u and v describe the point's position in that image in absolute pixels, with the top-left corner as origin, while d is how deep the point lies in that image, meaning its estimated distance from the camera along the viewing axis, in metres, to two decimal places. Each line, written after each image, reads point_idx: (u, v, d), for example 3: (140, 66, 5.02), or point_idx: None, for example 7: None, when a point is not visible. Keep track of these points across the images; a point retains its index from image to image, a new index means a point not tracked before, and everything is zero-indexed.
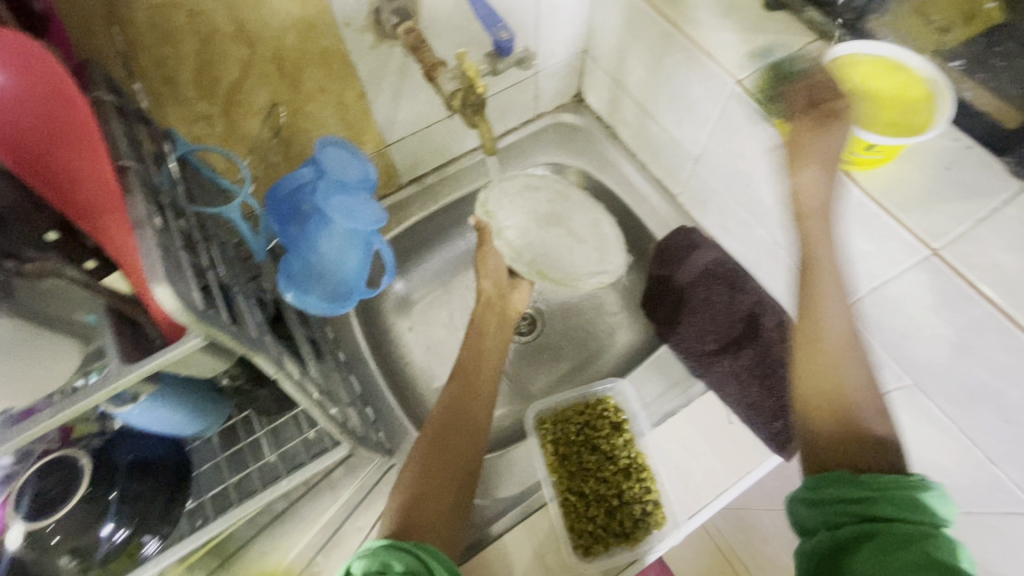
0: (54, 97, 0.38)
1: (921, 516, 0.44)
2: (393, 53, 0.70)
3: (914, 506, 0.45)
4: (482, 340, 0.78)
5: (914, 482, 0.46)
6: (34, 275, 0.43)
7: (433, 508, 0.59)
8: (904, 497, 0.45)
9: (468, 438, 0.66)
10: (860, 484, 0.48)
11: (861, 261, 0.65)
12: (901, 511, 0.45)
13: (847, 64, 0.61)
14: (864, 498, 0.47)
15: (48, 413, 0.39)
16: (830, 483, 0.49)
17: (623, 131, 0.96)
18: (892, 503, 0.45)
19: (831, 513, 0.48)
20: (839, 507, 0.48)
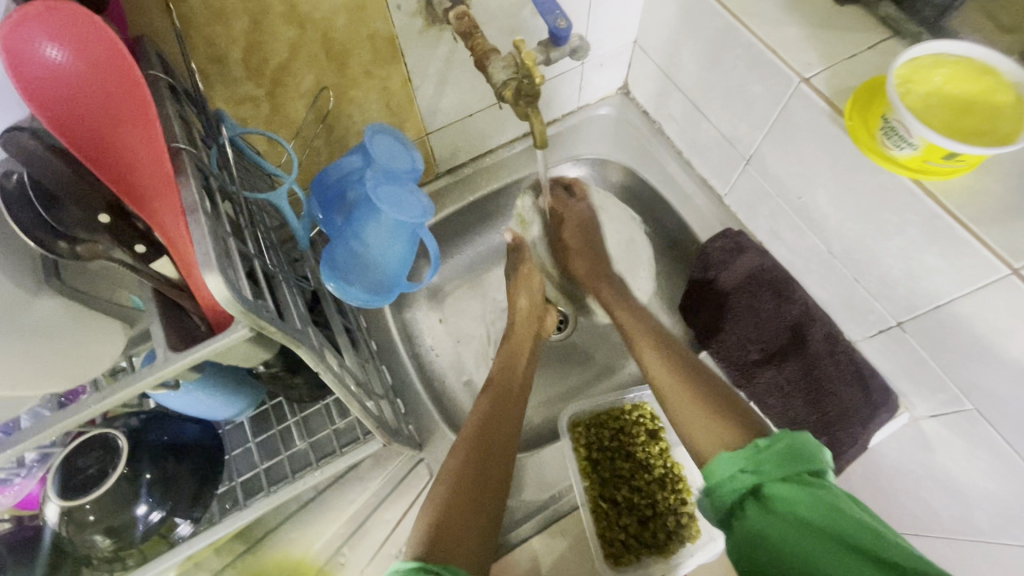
0: (110, 71, 0.36)
1: (799, 466, 0.46)
2: (441, 38, 0.68)
3: (790, 457, 0.47)
4: (516, 367, 0.79)
5: (782, 435, 0.48)
6: (87, 257, 0.40)
7: (465, 528, 0.58)
8: (778, 455, 0.47)
9: (496, 454, 0.67)
10: (744, 456, 0.49)
11: (927, 277, 0.61)
12: (778, 467, 0.47)
13: (916, 66, 0.56)
14: (750, 466, 0.49)
15: (93, 398, 0.40)
16: (719, 463, 0.51)
17: (670, 127, 0.93)
18: (770, 463, 0.47)
19: (729, 492, 0.49)
20: (732, 482, 0.49)
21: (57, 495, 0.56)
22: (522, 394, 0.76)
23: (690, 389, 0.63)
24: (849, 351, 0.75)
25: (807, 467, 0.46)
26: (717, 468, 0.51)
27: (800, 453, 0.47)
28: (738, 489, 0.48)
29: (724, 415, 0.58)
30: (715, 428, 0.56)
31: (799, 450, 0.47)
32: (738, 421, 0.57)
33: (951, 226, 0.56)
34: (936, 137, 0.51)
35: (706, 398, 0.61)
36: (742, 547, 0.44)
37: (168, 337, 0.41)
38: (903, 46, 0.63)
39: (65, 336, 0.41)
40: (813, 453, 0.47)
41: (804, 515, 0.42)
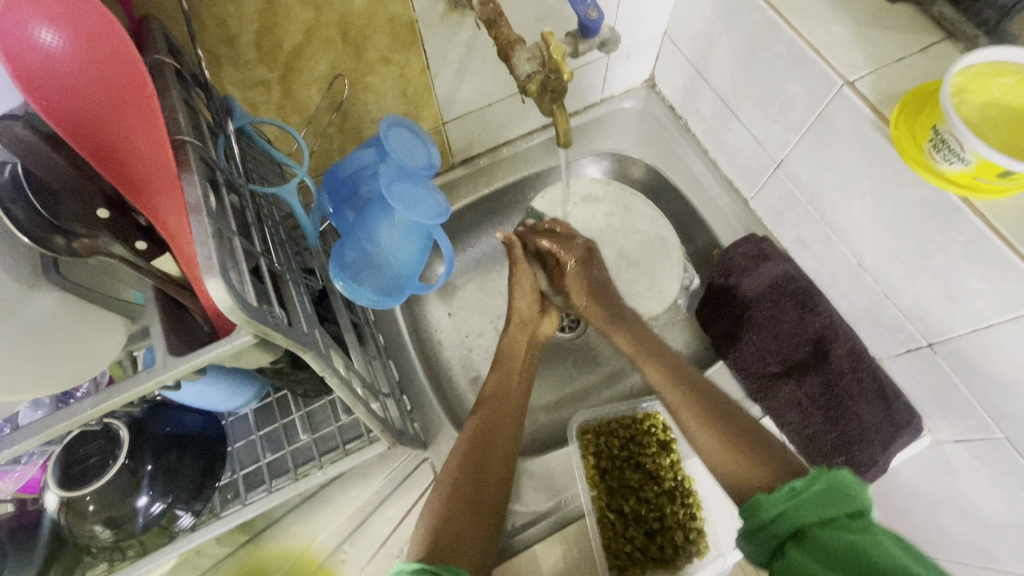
0: (108, 56, 0.34)
1: (838, 510, 0.45)
2: (464, 25, 0.65)
3: (831, 500, 0.45)
4: (512, 369, 0.76)
5: (819, 476, 0.46)
6: (84, 254, 0.37)
7: (465, 535, 0.57)
8: (816, 495, 0.46)
9: (496, 462, 0.65)
10: (781, 498, 0.48)
11: (967, 299, 0.58)
12: (817, 512, 0.45)
13: (977, 73, 0.52)
14: (790, 510, 0.47)
15: (90, 403, 0.38)
16: (759, 508, 0.49)
17: (696, 124, 0.89)
18: (808, 507, 0.45)
19: (772, 538, 0.47)
20: (772, 527, 0.47)
21: (56, 485, 0.55)
22: (521, 392, 0.75)
23: (707, 423, 0.63)
24: (873, 370, 0.72)
25: (847, 507, 0.44)
26: (755, 511, 0.49)
27: (838, 494, 0.45)
28: (779, 534, 0.47)
29: (751, 450, 0.58)
30: (745, 467, 0.57)
31: (842, 491, 0.45)
32: (765, 455, 0.57)
33: (999, 248, 0.52)
34: (992, 153, 0.47)
35: (728, 433, 0.61)
36: None
37: (168, 339, 0.39)
38: (958, 50, 0.59)
39: (62, 333, 0.40)
40: (855, 492, 0.45)
41: (848, 559, 0.41)
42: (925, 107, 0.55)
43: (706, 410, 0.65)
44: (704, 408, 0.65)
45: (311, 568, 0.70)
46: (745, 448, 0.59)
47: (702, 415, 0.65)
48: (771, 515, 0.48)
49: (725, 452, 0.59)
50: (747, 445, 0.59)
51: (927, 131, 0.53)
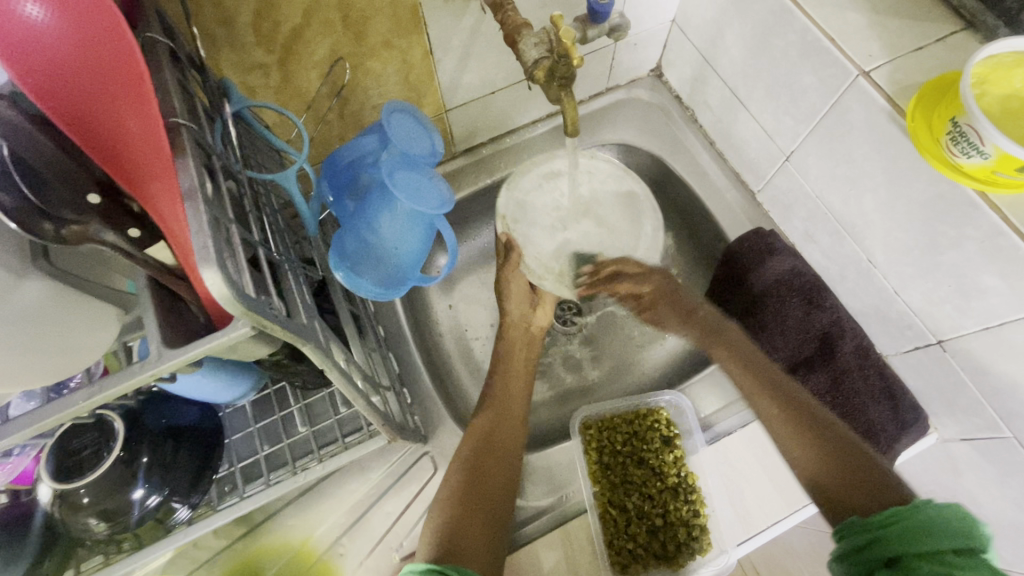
0: (93, 29, 0.32)
1: (941, 545, 0.43)
2: (469, 8, 0.63)
3: (934, 530, 0.44)
4: (514, 367, 0.76)
5: (924, 508, 0.45)
6: (73, 241, 0.36)
7: (472, 526, 0.58)
8: (919, 524, 0.45)
9: (505, 465, 0.65)
10: (880, 523, 0.47)
11: (980, 297, 0.57)
12: (915, 541, 0.44)
13: (998, 64, 0.50)
14: (888, 535, 0.46)
15: (81, 396, 0.37)
16: (853, 530, 0.49)
17: (704, 115, 0.87)
18: (908, 538, 0.45)
19: (863, 561, 0.47)
20: (864, 550, 0.47)
21: (50, 477, 0.53)
22: (524, 391, 0.74)
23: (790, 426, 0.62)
24: (880, 367, 0.72)
25: (952, 543, 0.43)
26: (851, 533, 0.49)
27: (942, 527, 0.43)
28: (872, 558, 0.46)
29: (847, 465, 0.57)
30: (846, 485, 0.55)
31: (947, 525, 0.44)
32: (856, 468, 0.57)
33: (1014, 244, 0.51)
34: (1012, 147, 0.46)
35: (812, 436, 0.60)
36: None
37: (163, 329, 0.38)
38: (976, 40, 0.57)
39: (51, 324, 0.39)
40: (968, 528, 0.43)
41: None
42: (943, 99, 0.53)
43: (793, 411, 0.63)
44: (792, 409, 0.63)
45: (310, 561, 0.69)
46: (836, 456, 0.58)
47: (787, 415, 0.63)
48: (866, 537, 0.48)
49: (814, 458, 0.59)
50: (836, 453, 0.58)
51: (944, 124, 0.52)
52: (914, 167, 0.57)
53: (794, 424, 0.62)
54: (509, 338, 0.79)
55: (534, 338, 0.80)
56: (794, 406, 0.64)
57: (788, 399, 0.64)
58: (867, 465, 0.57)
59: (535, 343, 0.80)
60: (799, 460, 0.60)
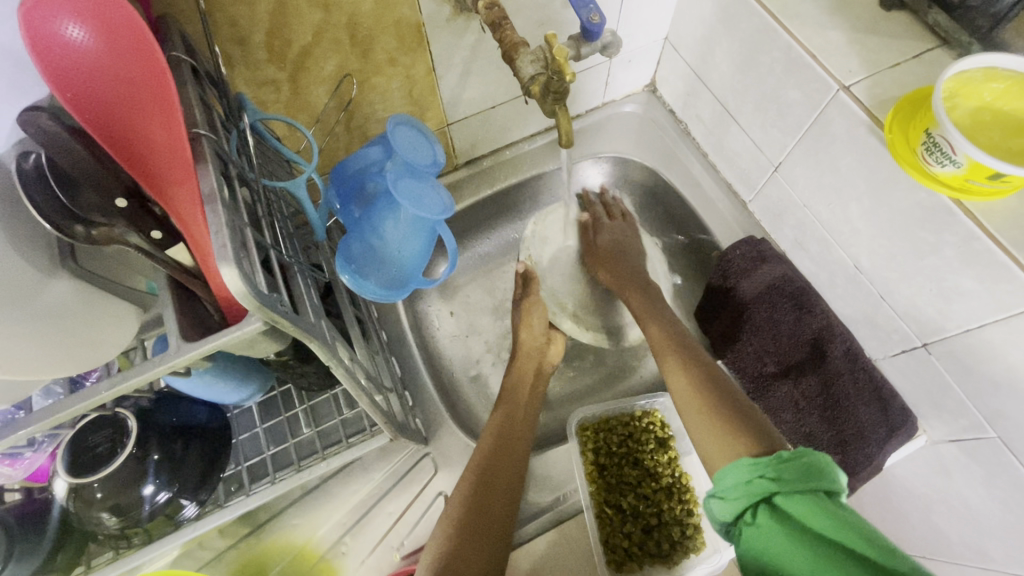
0: (130, 50, 0.36)
1: (816, 485, 0.44)
2: (469, 27, 0.66)
3: (810, 476, 0.44)
4: (517, 408, 0.75)
5: (801, 453, 0.46)
6: (101, 241, 0.39)
7: (470, 561, 0.58)
8: (797, 468, 0.45)
9: (503, 497, 0.65)
10: (763, 463, 0.48)
11: (959, 300, 0.59)
12: (790, 484, 0.45)
13: (969, 79, 0.53)
14: (769, 474, 0.47)
15: (103, 386, 0.39)
16: (733, 470, 0.50)
17: (697, 128, 0.90)
18: (785, 481, 0.45)
19: (743, 498, 0.47)
20: (745, 487, 0.48)
21: (66, 472, 0.55)
22: (527, 422, 0.75)
23: (714, 417, 0.59)
24: (869, 370, 0.73)
25: (824, 484, 0.44)
26: (734, 472, 0.49)
27: (817, 470, 0.44)
28: (749, 499, 0.47)
29: (739, 424, 0.57)
30: (730, 440, 0.56)
31: (821, 469, 0.44)
32: (747, 426, 0.57)
33: (989, 248, 0.53)
34: (982, 156, 0.48)
35: (732, 427, 0.57)
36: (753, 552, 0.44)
37: (181, 325, 0.41)
38: (950, 56, 0.60)
39: (78, 319, 0.42)
40: (837, 471, 0.44)
41: (819, 529, 0.41)
42: (919, 112, 0.56)
43: (700, 369, 0.67)
44: (699, 367, 0.67)
45: (312, 561, 0.70)
46: (730, 411, 0.60)
47: (694, 372, 0.67)
48: (748, 478, 0.48)
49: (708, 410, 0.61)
50: (730, 409, 0.60)
51: (920, 133, 0.55)
52: (894, 176, 0.60)
53: (697, 381, 0.65)
54: (520, 368, 0.81)
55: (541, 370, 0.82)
56: (697, 364, 0.68)
57: (698, 363, 0.69)
58: (749, 419, 0.58)
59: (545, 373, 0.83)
60: (695, 412, 0.62)
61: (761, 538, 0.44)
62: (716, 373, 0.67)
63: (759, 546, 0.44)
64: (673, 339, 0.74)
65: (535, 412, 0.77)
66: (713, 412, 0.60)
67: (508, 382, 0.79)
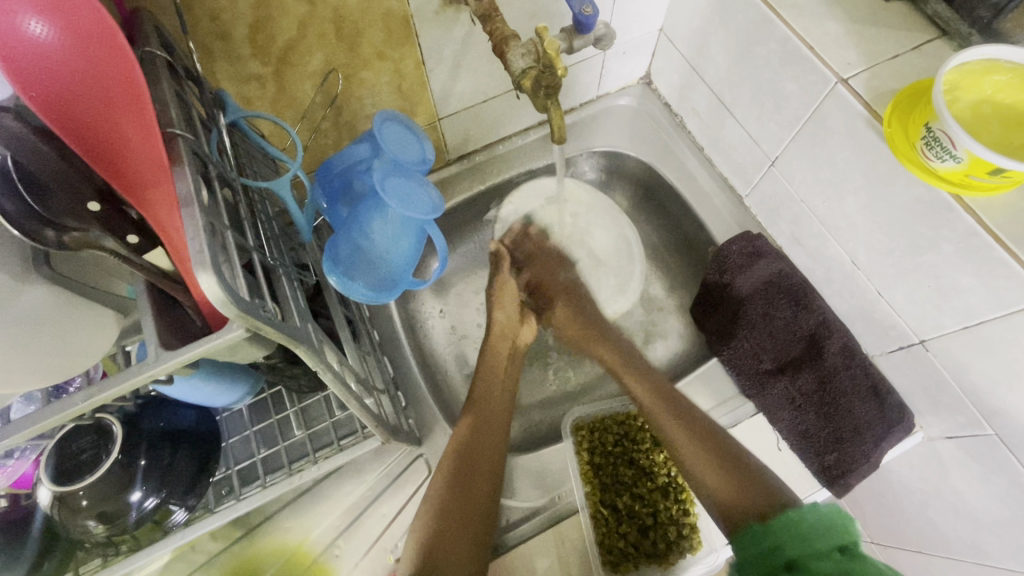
0: (98, 47, 0.34)
1: (831, 543, 0.48)
2: (459, 19, 0.65)
3: (824, 535, 0.48)
4: (492, 391, 0.74)
5: (811, 510, 0.50)
6: (74, 247, 0.37)
7: (454, 551, 0.58)
8: (809, 530, 0.49)
9: (481, 480, 0.64)
10: (776, 531, 0.51)
11: (958, 297, 0.58)
12: (810, 547, 0.48)
13: (969, 71, 0.52)
14: (784, 542, 0.50)
15: (80, 397, 0.38)
16: (748, 540, 0.53)
17: (692, 121, 0.89)
18: (804, 542, 0.49)
19: (765, 569, 0.50)
20: (765, 557, 0.51)
21: (49, 480, 0.54)
22: (505, 405, 0.74)
23: (711, 463, 0.62)
24: (866, 366, 0.73)
25: (838, 542, 0.48)
26: (751, 543, 0.52)
27: (831, 529, 0.49)
28: (773, 565, 0.50)
29: (737, 474, 0.60)
30: (730, 490, 0.59)
31: (835, 528, 0.49)
32: (744, 475, 0.60)
33: (989, 245, 0.53)
34: (983, 151, 0.47)
35: (723, 460, 0.62)
36: None
37: (160, 333, 0.39)
38: (951, 47, 0.59)
39: (53, 328, 0.40)
40: (846, 524, 0.49)
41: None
42: (918, 105, 0.54)
43: (676, 404, 0.69)
44: (674, 402, 0.69)
45: (305, 564, 0.70)
46: (718, 453, 0.63)
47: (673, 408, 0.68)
48: (766, 548, 0.51)
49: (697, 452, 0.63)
50: (717, 451, 0.63)
51: (919, 127, 0.53)
52: (893, 171, 0.59)
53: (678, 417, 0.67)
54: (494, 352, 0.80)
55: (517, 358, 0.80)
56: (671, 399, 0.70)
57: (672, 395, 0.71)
58: (737, 461, 0.62)
59: (518, 358, 0.81)
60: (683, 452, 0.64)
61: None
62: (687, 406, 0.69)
63: None
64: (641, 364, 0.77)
65: (511, 394, 0.76)
66: (701, 446, 0.63)
67: (485, 363, 0.78)
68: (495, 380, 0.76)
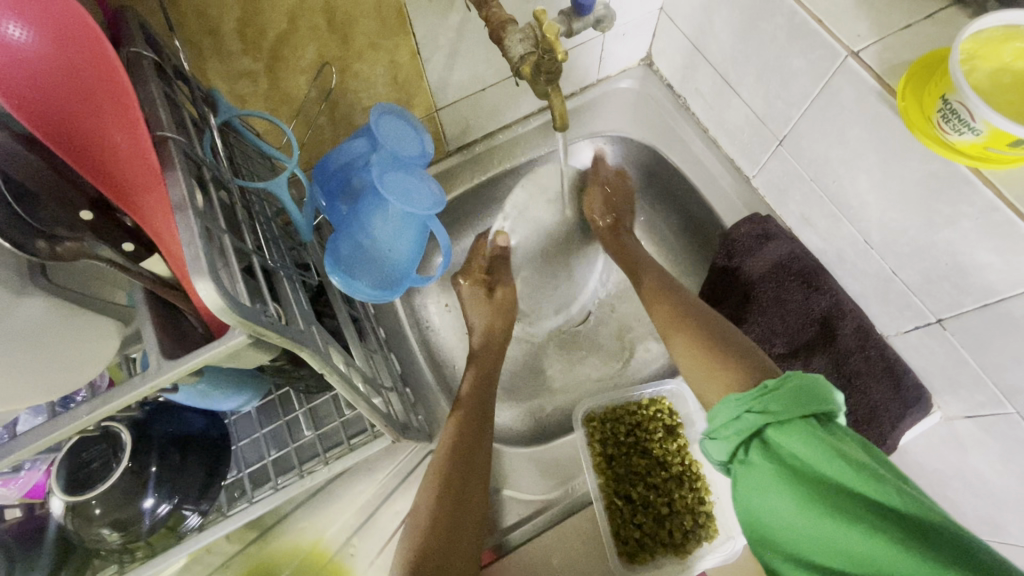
0: (79, 48, 0.33)
1: (809, 408, 0.44)
2: (454, 5, 0.63)
3: (803, 399, 0.45)
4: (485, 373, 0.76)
5: (793, 377, 0.46)
6: (67, 257, 0.36)
7: (450, 571, 0.56)
8: (788, 397, 0.45)
9: (477, 473, 0.64)
10: (750, 396, 0.47)
11: (978, 274, 0.56)
12: (788, 409, 0.45)
13: (987, 39, 0.50)
14: (758, 407, 0.46)
15: (84, 410, 0.37)
16: (723, 408, 0.49)
17: (696, 102, 0.87)
18: (780, 407, 0.45)
19: (732, 435, 0.47)
20: (735, 424, 0.47)
21: (61, 490, 0.54)
22: (489, 383, 0.75)
23: (699, 339, 0.63)
24: (881, 347, 0.72)
25: (816, 408, 0.44)
26: (723, 411, 0.49)
27: (810, 394, 0.45)
28: (743, 431, 0.46)
29: (721, 347, 0.61)
30: (714, 359, 0.60)
31: (812, 393, 0.45)
32: (727, 346, 0.61)
33: (1010, 220, 0.51)
34: (1001, 122, 0.45)
35: (709, 342, 0.63)
36: (750, 492, 0.44)
37: (162, 342, 0.39)
38: (967, 15, 0.56)
39: (55, 338, 0.39)
40: (826, 394, 0.45)
41: (811, 463, 0.41)
42: (933, 76, 0.52)
43: (666, 296, 0.72)
44: (664, 295, 0.73)
45: (321, 562, 0.70)
46: (703, 332, 0.64)
47: (665, 301, 0.72)
48: (737, 414, 0.48)
49: (686, 333, 0.65)
50: (703, 330, 0.65)
51: (934, 101, 0.51)
52: (908, 146, 0.57)
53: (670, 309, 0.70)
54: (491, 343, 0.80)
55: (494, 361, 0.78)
56: (663, 293, 0.73)
57: (662, 293, 0.73)
58: (721, 336, 0.63)
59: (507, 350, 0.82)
60: (675, 337, 0.66)
61: (750, 478, 0.44)
62: (679, 297, 0.72)
63: (753, 482, 0.44)
64: (653, 285, 0.75)
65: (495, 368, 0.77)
66: (689, 330, 0.65)
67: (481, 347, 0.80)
68: (481, 385, 0.74)
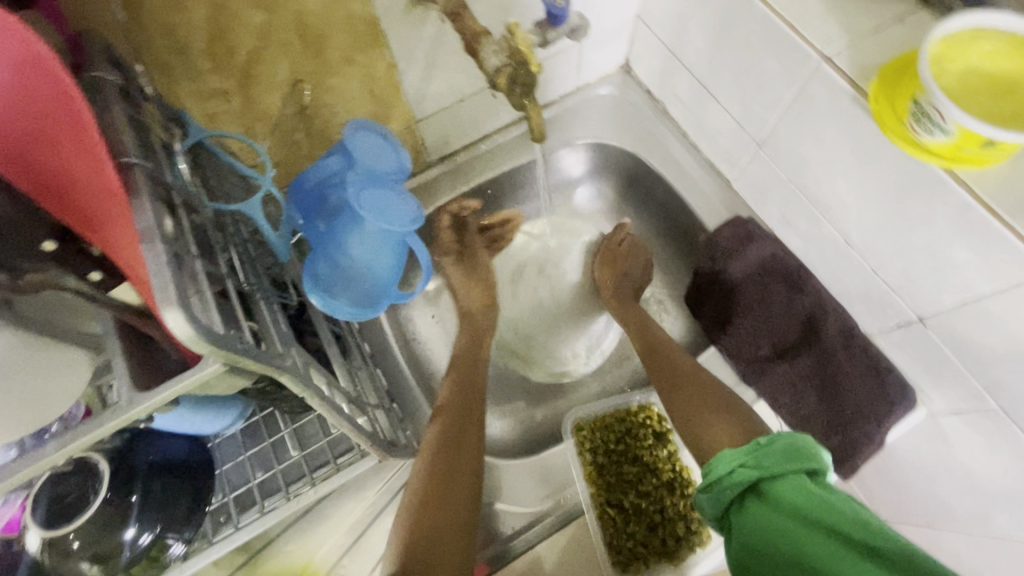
0: (39, 78, 0.32)
1: (800, 466, 0.45)
2: (429, 17, 0.62)
3: (793, 456, 0.45)
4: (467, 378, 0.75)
5: (783, 436, 0.47)
6: (30, 288, 0.35)
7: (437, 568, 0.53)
8: (780, 453, 0.46)
9: (464, 473, 0.63)
10: (745, 452, 0.48)
11: (956, 271, 0.57)
12: (781, 465, 0.45)
13: (956, 41, 0.50)
14: (751, 463, 0.47)
15: (52, 447, 0.36)
16: (716, 463, 0.49)
17: (675, 107, 0.87)
18: (774, 463, 0.45)
19: (726, 491, 0.47)
20: (729, 480, 0.47)
21: (38, 525, 0.52)
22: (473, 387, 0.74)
23: (692, 395, 0.67)
24: (865, 346, 0.72)
25: (807, 466, 0.45)
26: (716, 466, 0.49)
27: (802, 452, 0.45)
28: (737, 487, 0.46)
29: (714, 406, 0.64)
30: (708, 421, 0.63)
31: (802, 450, 0.45)
32: (719, 406, 0.64)
33: (984, 218, 0.51)
34: (972, 122, 0.45)
35: (701, 398, 0.66)
36: (748, 550, 0.43)
37: (132, 372, 0.38)
38: (935, 16, 0.57)
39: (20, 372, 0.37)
40: (814, 452, 0.45)
41: (805, 517, 0.41)
42: (904, 78, 0.53)
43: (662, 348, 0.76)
44: (660, 347, 0.76)
45: None
46: (698, 388, 0.68)
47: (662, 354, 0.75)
48: (731, 469, 0.48)
49: (680, 386, 0.69)
50: (697, 387, 0.68)
51: (907, 102, 0.52)
52: (882, 148, 0.57)
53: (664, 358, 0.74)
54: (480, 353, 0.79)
55: (477, 365, 0.77)
56: (660, 347, 0.76)
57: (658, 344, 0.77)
58: (712, 393, 0.67)
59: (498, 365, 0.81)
60: (671, 391, 0.69)
61: (751, 534, 0.43)
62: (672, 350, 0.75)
63: (751, 538, 0.43)
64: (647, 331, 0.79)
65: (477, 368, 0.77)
66: (683, 386, 0.69)
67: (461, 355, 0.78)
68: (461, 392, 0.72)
